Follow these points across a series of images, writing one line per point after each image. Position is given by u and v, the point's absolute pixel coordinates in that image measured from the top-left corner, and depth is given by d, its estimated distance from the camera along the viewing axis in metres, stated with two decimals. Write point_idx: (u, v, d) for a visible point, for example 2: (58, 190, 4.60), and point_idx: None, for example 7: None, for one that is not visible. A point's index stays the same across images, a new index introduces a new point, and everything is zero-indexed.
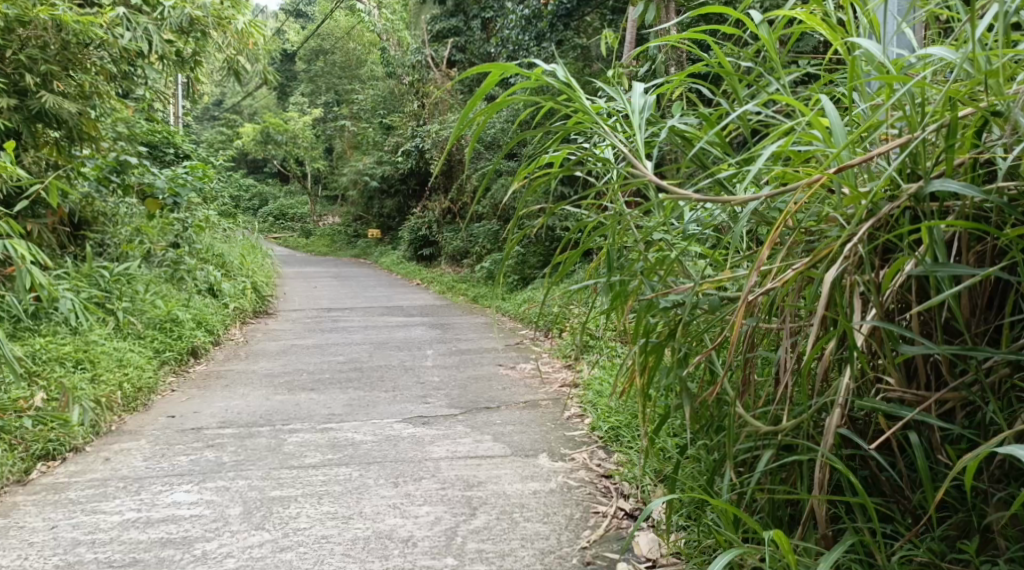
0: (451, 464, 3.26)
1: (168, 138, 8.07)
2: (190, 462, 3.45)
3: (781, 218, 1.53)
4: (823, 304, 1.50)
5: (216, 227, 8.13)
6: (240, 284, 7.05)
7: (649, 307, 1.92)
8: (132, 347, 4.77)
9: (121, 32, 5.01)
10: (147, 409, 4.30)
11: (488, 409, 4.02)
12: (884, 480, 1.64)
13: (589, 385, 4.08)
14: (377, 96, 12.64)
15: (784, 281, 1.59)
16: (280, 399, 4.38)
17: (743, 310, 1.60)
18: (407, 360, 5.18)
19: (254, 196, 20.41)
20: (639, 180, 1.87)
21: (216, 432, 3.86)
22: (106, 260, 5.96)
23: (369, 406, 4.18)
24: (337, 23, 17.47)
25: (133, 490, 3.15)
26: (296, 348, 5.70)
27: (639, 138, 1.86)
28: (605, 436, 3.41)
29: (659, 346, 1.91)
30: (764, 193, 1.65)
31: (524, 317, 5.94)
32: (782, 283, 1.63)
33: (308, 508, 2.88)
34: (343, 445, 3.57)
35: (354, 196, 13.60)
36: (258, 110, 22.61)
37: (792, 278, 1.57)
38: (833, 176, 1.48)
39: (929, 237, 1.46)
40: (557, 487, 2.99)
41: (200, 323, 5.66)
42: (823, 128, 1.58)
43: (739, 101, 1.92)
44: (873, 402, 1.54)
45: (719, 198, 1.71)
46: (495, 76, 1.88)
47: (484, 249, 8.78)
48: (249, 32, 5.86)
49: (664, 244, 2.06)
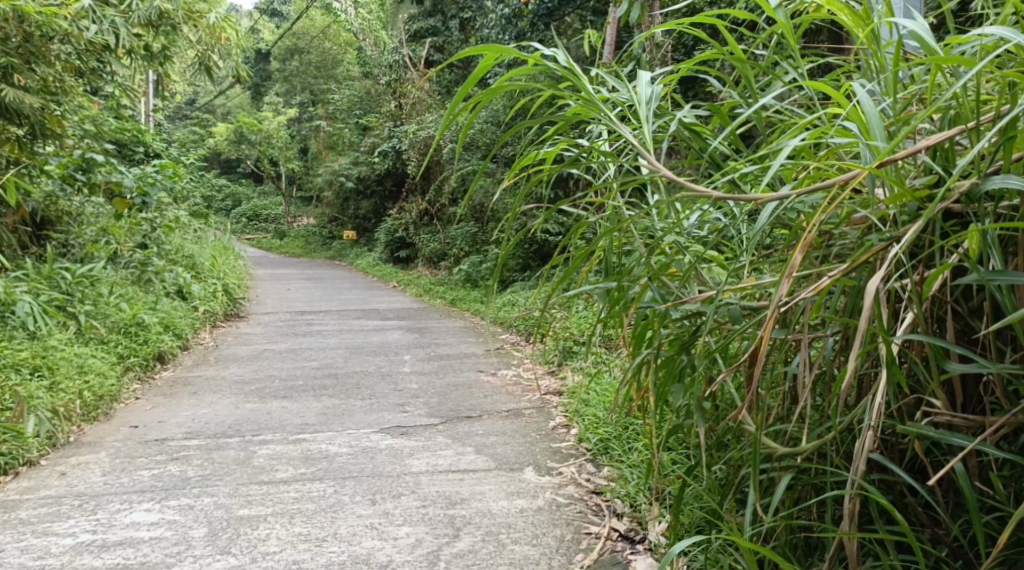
0: (432, 479, 3.07)
1: (138, 137, 7.70)
2: (153, 477, 3.23)
3: (816, 219, 1.37)
4: (865, 314, 1.34)
5: (187, 227, 7.87)
6: (211, 286, 6.80)
7: (660, 318, 1.77)
8: (94, 352, 4.53)
9: (86, 25, 4.76)
10: (109, 418, 4.07)
11: (470, 418, 3.83)
12: (919, 511, 1.49)
13: (575, 393, 3.91)
14: (352, 96, 12.38)
15: (819, 290, 1.42)
16: (250, 408, 4.16)
17: (771, 322, 1.43)
18: (384, 366, 4.98)
19: (227, 196, 20.09)
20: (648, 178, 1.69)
21: (181, 443, 3.64)
22: (69, 261, 5.70)
23: (345, 415, 3.97)
24: (313, 21, 17.19)
25: (89, 509, 2.93)
26: (268, 352, 5.47)
27: (649, 130, 1.67)
28: (594, 448, 3.23)
29: (673, 359, 1.79)
30: (792, 191, 1.49)
31: (505, 322, 5.75)
32: (813, 293, 1.47)
33: (279, 529, 2.68)
34: (316, 458, 3.37)
35: (330, 197, 13.35)
36: (232, 109, 22.26)
37: (824, 286, 1.41)
38: (877, 168, 1.32)
39: (982, 242, 1.31)
40: (545, 505, 2.81)
41: (168, 327, 5.42)
42: (858, 120, 1.43)
43: (752, 94, 1.73)
44: (917, 428, 1.37)
45: (739, 197, 1.55)
46: (490, 60, 1.69)
47: (462, 252, 8.59)
48: (220, 27, 5.60)
49: (680, 248, 1.86)
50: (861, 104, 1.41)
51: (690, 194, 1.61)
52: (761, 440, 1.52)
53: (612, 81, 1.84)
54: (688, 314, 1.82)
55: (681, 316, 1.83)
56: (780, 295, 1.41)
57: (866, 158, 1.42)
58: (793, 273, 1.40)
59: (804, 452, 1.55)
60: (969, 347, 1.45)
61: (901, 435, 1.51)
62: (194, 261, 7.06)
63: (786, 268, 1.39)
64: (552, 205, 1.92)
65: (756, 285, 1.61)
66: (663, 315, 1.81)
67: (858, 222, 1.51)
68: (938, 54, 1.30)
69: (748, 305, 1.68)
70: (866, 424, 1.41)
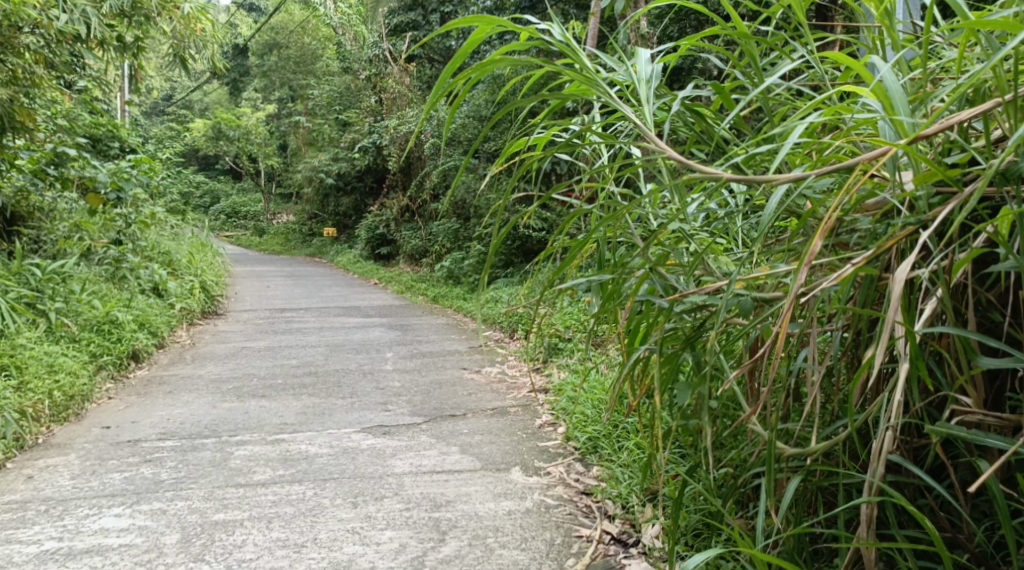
0: (416, 480, 2.96)
1: (113, 132, 7.55)
2: (124, 480, 3.10)
3: (841, 201, 1.27)
4: (895, 302, 1.25)
5: (163, 223, 7.71)
6: (188, 283, 6.63)
7: (664, 312, 1.68)
8: (65, 350, 4.38)
9: (57, 15, 4.59)
10: (79, 419, 3.93)
11: (454, 417, 3.72)
12: (941, 514, 1.40)
13: (561, 391, 3.81)
14: (332, 91, 12.16)
15: (841, 278, 1.33)
16: (227, 407, 4.03)
17: (791, 312, 1.32)
18: (365, 363, 4.86)
19: (206, 193, 19.87)
20: (651, 161, 1.59)
21: (154, 445, 3.51)
22: (40, 257, 5.53)
23: (325, 414, 3.86)
24: (291, 16, 16.97)
25: (56, 514, 2.79)
26: (246, 351, 5.33)
27: (651, 109, 1.57)
28: (583, 447, 3.13)
29: (672, 357, 1.69)
30: (807, 172, 1.39)
31: (489, 319, 5.64)
32: (834, 282, 1.37)
33: (256, 535, 2.56)
34: (296, 459, 3.25)
35: (309, 194, 13.17)
36: (209, 105, 21.93)
37: (848, 275, 1.32)
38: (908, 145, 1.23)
39: (1018, 224, 1.23)
40: (534, 507, 2.70)
41: (143, 325, 5.28)
42: (881, 96, 1.33)
43: (757, 73, 1.63)
44: (948, 428, 1.28)
45: (751, 180, 1.45)
46: (481, 33, 1.58)
47: (444, 248, 8.46)
48: (196, 17, 5.35)
49: (683, 237, 1.78)
50: (884, 79, 1.32)
51: (698, 176, 1.51)
52: (776, 442, 1.42)
53: (608, 60, 1.72)
54: (692, 308, 1.74)
55: (686, 310, 1.75)
56: (798, 284, 1.31)
57: (889, 136, 1.34)
58: (813, 260, 1.30)
59: (815, 453, 1.46)
60: (997, 339, 1.37)
61: (921, 435, 1.43)
62: (170, 257, 6.88)
63: (804, 255, 1.30)
64: (545, 194, 1.82)
65: (771, 275, 1.51)
66: (666, 309, 1.73)
67: (873, 208, 1.43)
68: (974, 20, 1.22)
69: (759, 296, 1.55)
70: (887, 424, 1.31)
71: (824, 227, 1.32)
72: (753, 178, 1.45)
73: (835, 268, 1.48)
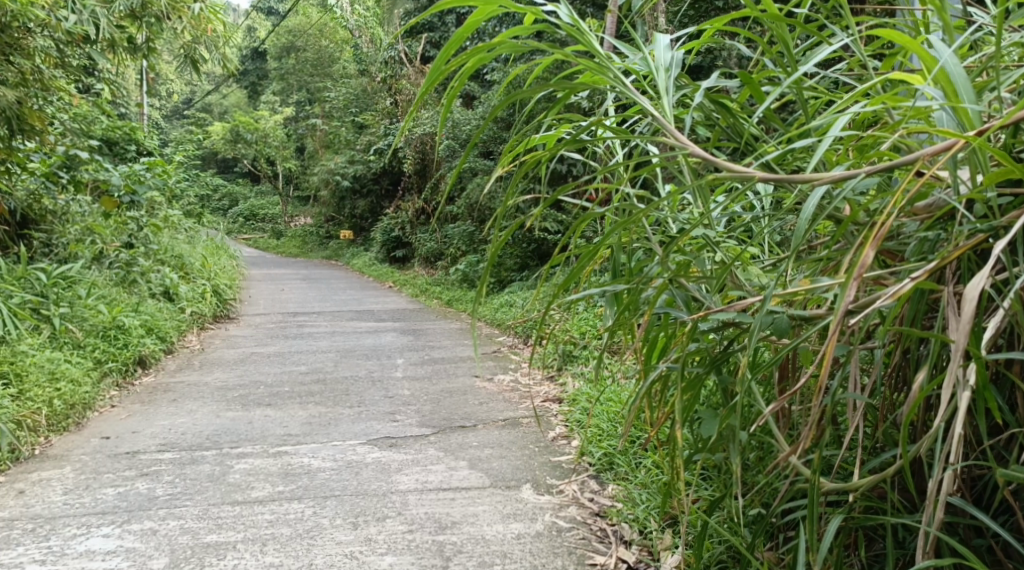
0: (421, 498, 2.80)
1: (130, 134, 7.32)
2: (117, 496, 2.95)
3: (902, 202, 1.11)
4: (967, 319, 1.09)
5: (178, 226, 7.58)
6: (199, 286, 6.49)
7: (691, 328, 1.52)
8: (68, 357, 4.25)
9: (65, 15, 4.40)
10: (80, 429, 3.80)
11: (464, 428, 3.56)
12: (1001, 557, 1.26)
13: (576, 401, 3.64)
14: (348, 93, 11.99)
15: (898, 294, 1.16)
16: (231, 417, 3.88)
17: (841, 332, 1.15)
18: (375, 370, 4.71)
19: (224, 196, 19.86)
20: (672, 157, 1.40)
21: (153, 457, 3.37)
22: (50, 261, 5.41)
23: (331, 425, 3.70)
24: (309, 19, 16.87)
25: (42, 534, 2.66)
26: (255, 357, 5.19)
27: (671, 101, 1.40)
28: (597, 463, 2.96)
29: (697, 378, 1.53)
30: (856, 170, 1.23)
31: (503, 324, 5.46)
32: (891, 300, 1.20)
33: (247, 559, 2.43)
34: (297, 474, 3.09)
35: (326, 197, 13.04)
36: (228, 108, 21.89)
37: (905, 290, 1.16)
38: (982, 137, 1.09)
39: None
40: (544, 530, 2.54)
41: (151, 330, 5.15)
42: (942, 81, 1.19)
43: (791, 61, 1.46)
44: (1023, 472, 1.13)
45: (788, 177, 1.28)
46: (478, 15, 1.42)
47: (459, 251, 8.30)
48: (207, 18, 5.16)
49: (708, 243, 1.62)
50: (947, 64, 1.17)
51: (726, 175, 1.34)
52: (819, 479, 1.26)
53: (621, 46, 1.54)
54: (719, 326, 1.58)
55: (710, 328, 1.59)
56: (846, 302, 1.13)
57: (949, 127, 1.20)
58: (863, 274, 1.12)
59: (860, 489, 1.31)
60: None
61: (980, 468, 1.29)
62: (183, 261, 6.71)
63: (851, 270, 1.12)
64: (553, 196, 1.66)
65: (812, 289, 1.34)
66: (689, 326, 1.57)
67: (924, 211, 1.28)
68: None
69: (798, 314, 1.36)
70: (947, 465, 1.15)
71: (874, 237, 1.15)
72: (788, 178, 1.28)
73: (882, 281, 1.32)
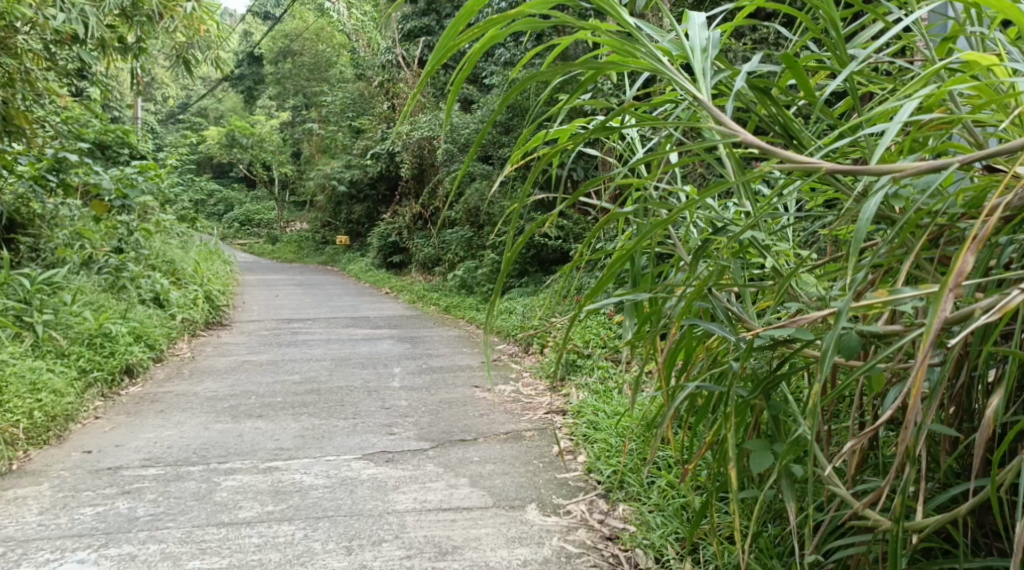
0: (419, 520, 2.62)
1: (122, 137, 7.10)
2: (95, 517, 2.77)
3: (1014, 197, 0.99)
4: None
5: (170, 231, 7.38)
6: (191, 292, 6.31)
7: (748, 346, 1.38)
8: (51, 366, 4.06)
9: (53, 14, 4.14)
10: (61, 442, 3.61)
11: (464, 442, 3.38)
12: None
13: (581, 414, 3.46)
14: (346, 97, 11.79)
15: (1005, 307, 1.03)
16: (220, 429, 3.70)
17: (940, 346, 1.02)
18: (371, 380, 4.52)
19: (218, 201, 19.68)
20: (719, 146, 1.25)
21: (136, 473, 3.18)
22: (35, 267, 5.22)
23: (324, 438, 3.52)
24: (306, 23, 16.68)
25: (13, 559, 2.48)
26: (247, 365, 5.00)
27: (712, 84, 1.26)
28: (607, 482, 2.78)
29: (747, 401, 1.40)
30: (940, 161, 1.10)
31: (502, 331, 5.29)
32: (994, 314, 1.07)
33: None
34: (288, 492, 2.91)
35: (322, 202, 12.87)
36: (224, 113, 21.67)
37: (1013, 303, 1.04)
38: None
39: None
40: (551, 556, 2.36)
41: (139, 338, 4.96)
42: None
43: (839, 42, 1.31)
44: None
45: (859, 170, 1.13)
46: None
47: (457, 257, 8.11)
48: (202, 18, 4.92)
49: (757, 249, 1.48)
50: None
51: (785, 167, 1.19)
52: (903, 520, 1.17)
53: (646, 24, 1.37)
54: (769, 343, 1.44)
55: (761, 345, 1.45)
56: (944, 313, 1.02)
57: None
58: (962, 284, 1.02)
59: (927, 528, 1.18)
60: None
61: None
62: (174, 266, 6.52)
63: (950, 278, 1.03)
64: (575, 195, 1.51)
65: (889, 301, 1.19)
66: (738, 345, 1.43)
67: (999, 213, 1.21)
68: None
69: (869, 329, 1.24)
70: None
71: (972, 240, 1.05)
72: (858, 170, 1.14)
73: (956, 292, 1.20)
